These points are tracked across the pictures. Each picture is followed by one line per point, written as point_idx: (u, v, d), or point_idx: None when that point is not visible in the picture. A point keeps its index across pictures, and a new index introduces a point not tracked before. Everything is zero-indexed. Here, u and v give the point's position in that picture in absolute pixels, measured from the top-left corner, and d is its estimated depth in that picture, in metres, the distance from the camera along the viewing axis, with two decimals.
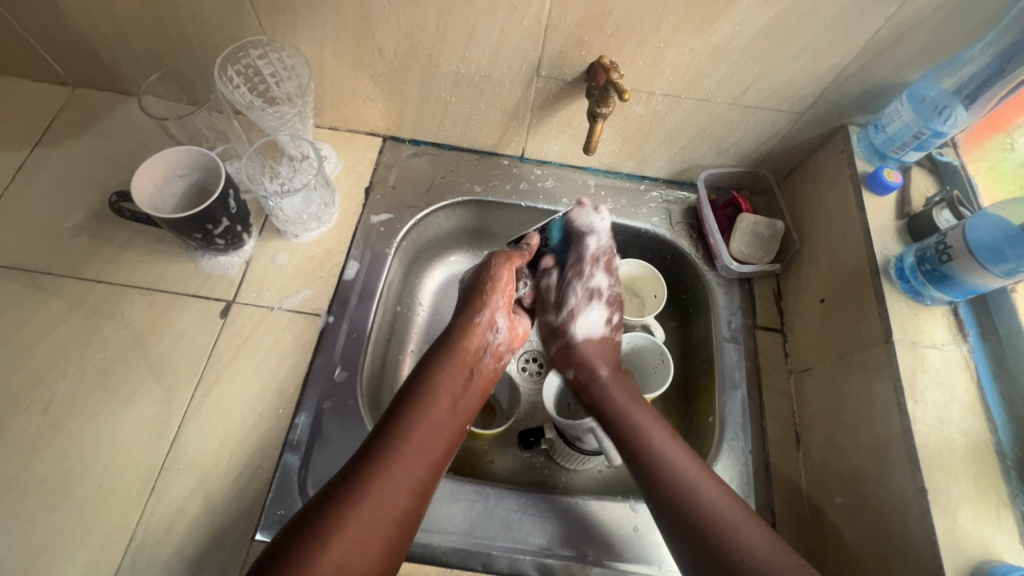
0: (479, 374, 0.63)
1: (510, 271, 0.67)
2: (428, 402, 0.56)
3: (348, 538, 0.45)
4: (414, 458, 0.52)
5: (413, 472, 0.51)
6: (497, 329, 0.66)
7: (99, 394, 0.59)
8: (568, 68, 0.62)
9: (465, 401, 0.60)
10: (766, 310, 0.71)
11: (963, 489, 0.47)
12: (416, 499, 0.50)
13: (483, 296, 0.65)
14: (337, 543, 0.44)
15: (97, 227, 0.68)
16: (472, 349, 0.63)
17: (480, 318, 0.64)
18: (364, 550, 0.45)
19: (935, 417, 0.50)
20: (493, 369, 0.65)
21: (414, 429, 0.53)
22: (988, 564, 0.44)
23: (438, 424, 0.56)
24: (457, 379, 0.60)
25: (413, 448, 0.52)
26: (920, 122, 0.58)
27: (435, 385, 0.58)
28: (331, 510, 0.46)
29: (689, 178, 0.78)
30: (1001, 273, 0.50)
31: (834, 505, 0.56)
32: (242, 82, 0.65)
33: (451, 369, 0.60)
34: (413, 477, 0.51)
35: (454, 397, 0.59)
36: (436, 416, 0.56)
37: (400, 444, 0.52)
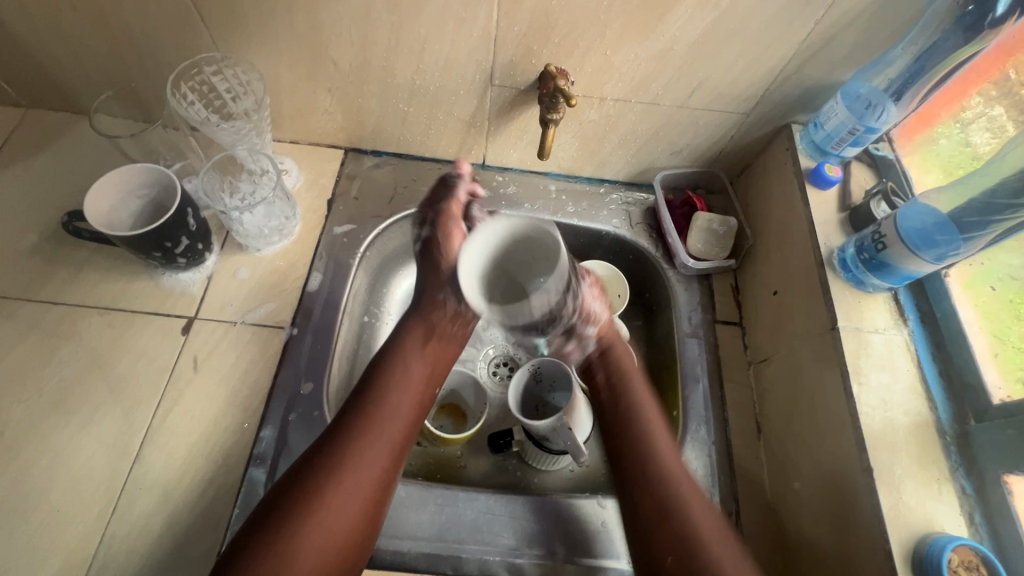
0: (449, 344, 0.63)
1: (469, 248, 0.65)
2: (388, 386, 0.57)
3: (326, 516, 0.48)
4: (380, 434, 0.54)
5: (383, 449, 0.53)
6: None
7: (57, 417, 0.58)
8: (520, 76, 0.64)
9: (434, 364, 0.61)
10: (725, 304, 0.73)
11: (906, 466, 0.49)
12: (386, 477, 0.52)
13: (443, 257, 0.65)
14: (312, 528, 0.47)
15: (53, 248, 0.67)
16: (442, 311, 0.63)
17: (445, 273, 0.64)
18: (343, 528, 0.49)
19: (879, 398, 0.52)
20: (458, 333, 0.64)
21: (374, 417, 0.54)
22: (930, 537, 0.46)
23: (407, 394, 0.57)
24: (424, 346, 0.61)
25: (381, 429, 0.54)
26: (855, 119, 0.61)
27: (404, 357, 0.59)
28: (305, 494, 0.49)
29: (648, 180, 0.81)
30: (932, 260, 0.53)
31: (793, 490, 0.58)
32: (196, 98, 0.65)
33: (419, 338, 0.61)
34: (376, 459, 0.52)
35: (422, 363, 0.60)
36: (395, 400, 0.56)
37: (366, 423, 0.53)
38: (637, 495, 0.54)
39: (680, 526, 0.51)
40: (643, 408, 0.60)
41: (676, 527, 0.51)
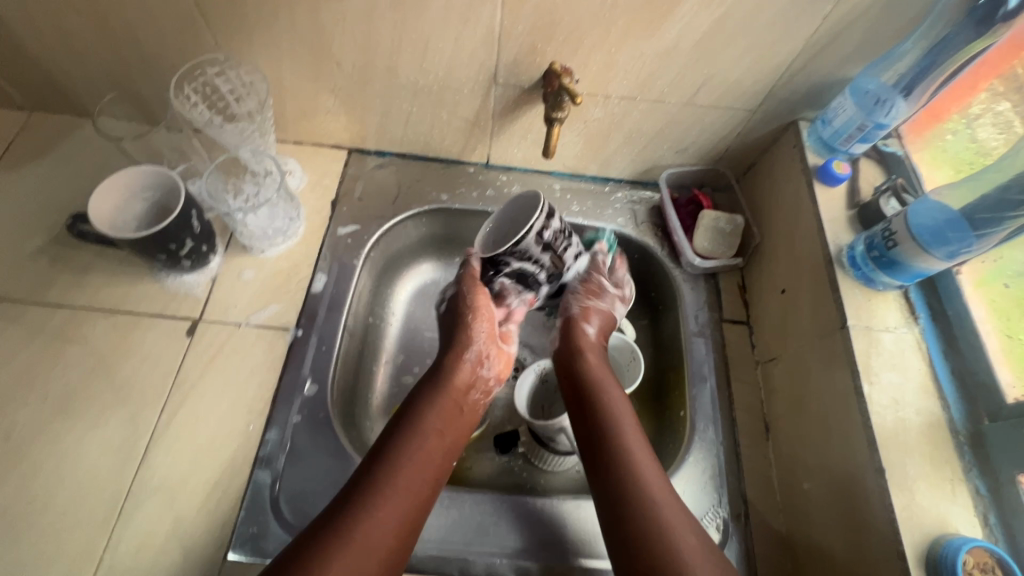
0: (467, 407, 0.62)
1: (485, 295, 0.66)
2: (416, 441, 0.56)
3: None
4: (402, 491, 0.52)
5: (397, 515, 0.50)
6: (487, 364, 0.66)
7: (63, 420, 0.58)
8: (524, 75, 0.64)
9: (453, 436, 0.59)
10: (732, 303, 0.73)
11: (919, 466, 0.48)
12: (403, 536, 0.50)
13: (468, 326, 0.65)
14: None
15: (58, 251, 0.67)
16: (462, 381, 0.63)
17: (470, 350, 0.64)
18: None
19: (890, 398, 0.52)
20: (479, 401, 0.64)
21: (398, 473, 0.53)
22: (944, 539, 0.45)
23: (426, 463, 0.55)
24: (446, 415, 0.59)
25: (397, 492, 0.51)
26: (863, 116, 0.60)
27: (423, 425, 0.57)
28: (313, 554, 0.45)
29: (653, 178, 0.80)
30: (943, 257, 0.52)
31: (803, 491, 0.57)
32: (200, 100, 0.64)
33: (440, 404, 0.60)
34: (398, 518, 0.50)
35: (442, 434, 0.58)
36: (422, 460, 0.55)
37: (383, 487, 0.51)
38: (615, 522, 0.52)
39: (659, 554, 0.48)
40: (626, 433, 0.58)
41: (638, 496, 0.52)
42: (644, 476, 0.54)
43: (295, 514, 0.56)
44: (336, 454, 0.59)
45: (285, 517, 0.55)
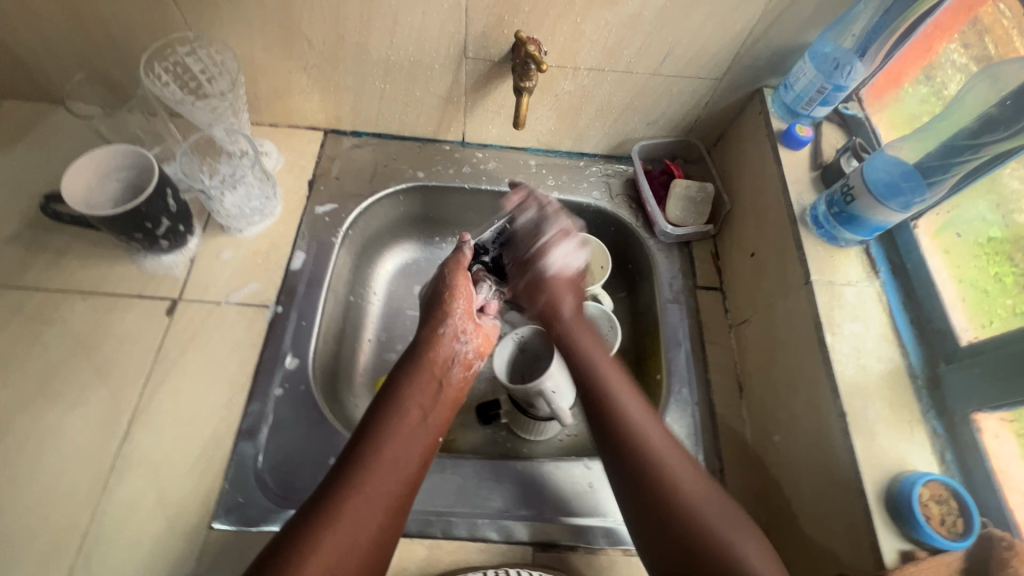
0: (449, 384, 0.62)
1: (465, 276, 0.68)
2: (399, 416, 0.56)
3: (327, 559, 0.45)
4: (393, 465, 0.52)
5: (389, 488, 0.51)
6: (464, 338, 0.66)
7: (43, 399, 0.59)
8: (493, 48, 0.65)
9: (437, 412, 0.59)
10: (705, 270, 0.74)
11: (879, 409, 0.50)
12: (394, 511, 0.50)
13: (442, 307, 0.66)
14: (325, 552, 0.45)
15: (33, 236, 0.67)
16: (442, 358, 0.63)
17: (444, 328, 0.65)
18: (345, 568, 0.45)
19: (852, 347, 0.53)
20: (463, 378, 0.64)
21: (384, 447, 0.53)
22: (902, 475, 0.47)
23: (410, 437, 0.55)
24: (426, 392, 0.59)
25: (387, 463, 0.52)
26: (823, 78, 0.61)
27: (405, 402, 0.57)
28: (305, 533, 0.46)
29: (626, 152, 0.82)
30: (900, 208, 0.54)
31: (773, 443, 0.59)
32: (172, 78, 0.65)
33: (420, 381, 0.60)
34: (388, 491, 0.50)
35: (424, 409, 0.58)
36: (407, 433, 0.55)
37: (369, 462, 0.51)
38: (625, 475, 0.53)
39: (681, 516, 0.49)
40: (630, 405, 0.56)
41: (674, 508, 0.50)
42: (652, 443, 0.54)
43: (279, 483, 0.57)
44: (319, 425, 0.60)
45: (269, 486, 0.56)
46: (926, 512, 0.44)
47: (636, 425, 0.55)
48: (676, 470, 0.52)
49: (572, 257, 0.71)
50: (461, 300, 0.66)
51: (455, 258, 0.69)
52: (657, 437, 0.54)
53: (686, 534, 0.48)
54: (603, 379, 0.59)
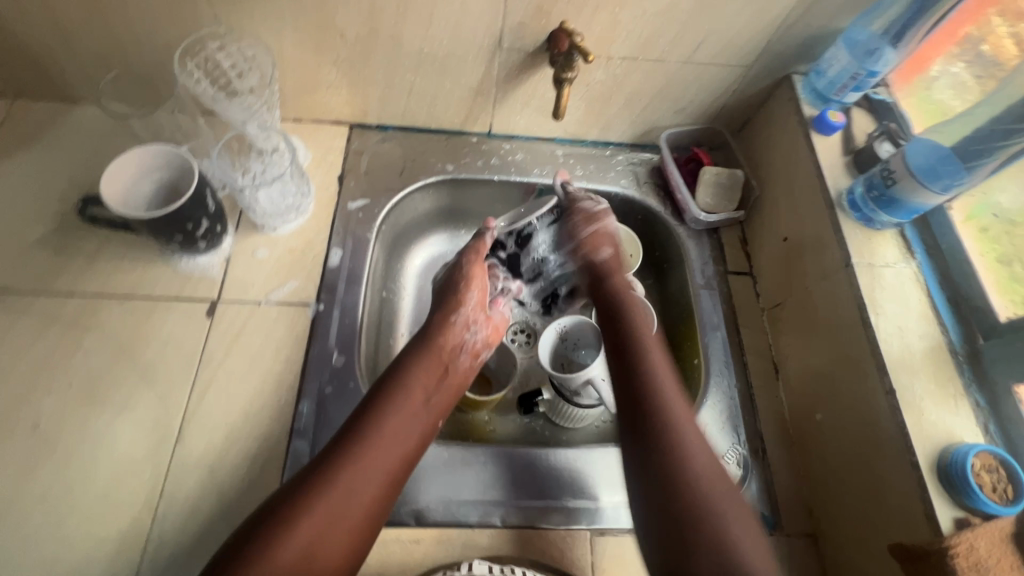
0: (455, 370, 0.63)
1: (479, 266, 0.70)
2: (403, 394, 0.56)
3: (315, 522, 0.45)
4: (390, 442, 0.53)
5: (383, 463, 0.51)
6: (474, 328, 0.67)
7: (90, 406, 0.58)
8: (529, 38, 0.64)
9: (440, 395, 0.60)
10: (735, 256, 0.76)
11: (925, 385, 0.53)
12: (386, 487, 0.51)
13: (456, 295, 0.67)
14: (315, 516, 0.46)
15: (62, 240, 0.65)
16: (450, 342, 0.64)
17: (455, 315, 0.66)
18: (334, 534, 0.46)
19: (896, 327, 0.55)
20: (469, 367, 0.65)
21: (385, 423, 0.53)
22: (952, 447, 0.49)
23: (412, 417, 0.55)
24: (431, 373, 0.60)
25: (385, 439, 0.52)
26: (857, 65, 0.64)
27: (409, 381, 0.58)
28: (300, 497, 0.46)
29: (651, 140, 0.82)
30: (940, 190, 0.56)
31: (815, 422, 0.61)
32: (202, 75, 0.63)
33: (426, 362, 0.61)
34: (384, 467, 0.51)
35: (427, 392, 0.58)
36: (407, 411, 0.55)
37: (369, 437, 0.52)
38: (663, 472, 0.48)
39: (705, 525, 0.45)
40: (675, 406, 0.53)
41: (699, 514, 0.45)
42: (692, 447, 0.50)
43: None
44: None
45: None
46: (979, 480, 0.46)
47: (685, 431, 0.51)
48: (711, 484, 0.47)
49: (609, 243, 0.71)
50: (473, 293, 0.68)
51: (475, 248, 0.71)
52: (700, 446, 0.50)
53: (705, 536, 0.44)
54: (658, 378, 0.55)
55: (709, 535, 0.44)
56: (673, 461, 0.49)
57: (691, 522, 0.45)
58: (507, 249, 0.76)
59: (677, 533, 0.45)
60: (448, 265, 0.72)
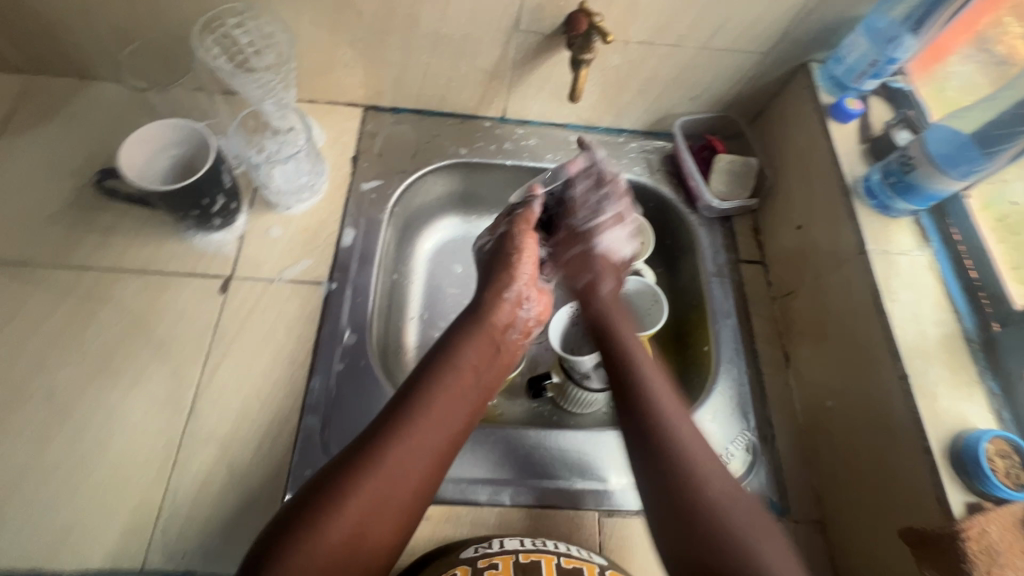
0: (504, 349, 0.60)
1: (531, 237, 0.66)
2: (451, 372, 0.54)
3: (362, 506, 0.44)
4: (438, 424, 0.50)
5: (431, 447, 0.49)
6: (527, 305, 0.64)
7: (105, 378, 0.58)
8: (546, 20, 0.64)
9: (487, 375, 0.57)
10: (747, 244, 0.76)
11: (939, 372, 0.52)
12: (432, 472, 0.49)
13: (510, 269, 0.64)
14: (361, 497, 0.44)
15: (78, 214, 0.66)
16: (501, 320, 0.61)
17: (510, 292, 0.62)
18: (380, 518, 0.45)
19: (910, 313, 0.55)
20: (517, 344, 0.63)
21: (432, 404, 0.51)
22: (965, 433, 0.49)
23: (459, 399, 0.53)
24: (482, 355, 0.57)
25: (431, 420, 0.50)
26: (876, 51, 0.62)
27: (457, 362, 0.55)
28: (344, 480, 0.45)
29: (665, 128, 0.82)
30: (959, 176, 0.55)
31: (826, 409, 0.61)
32: (220, 52, 0.63)
33: (477, 342, 0.57)
34: (432, 449, 0.49)
35: (477, 373, 0.56)
36: (454, 390, 0.53)
37: (414, 420, 0.49)
38: (658, 470, 0.47)
39: (720, 524, 0.43)
40: (665, 399, 0.52)
41: (706, 503, 0.45)
42: (683, 440, 0.49)
43: None
44: (380, 398, 0.61)
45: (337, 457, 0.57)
46: (993, 466, 0.46)
47: (681, 434, 0.49)
48: (707, 468, 0.47)
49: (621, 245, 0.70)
50: (527, 262, 0.65)
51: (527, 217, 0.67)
52: (686, 425, 0.50)
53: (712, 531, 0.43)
54: (645, 377, 0.54)
55: (727, 535, 0.43)
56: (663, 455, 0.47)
57: (692, 517, 0.44)
58: (547, 211, 0.72)
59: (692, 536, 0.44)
60: (496, 233, 0.68)
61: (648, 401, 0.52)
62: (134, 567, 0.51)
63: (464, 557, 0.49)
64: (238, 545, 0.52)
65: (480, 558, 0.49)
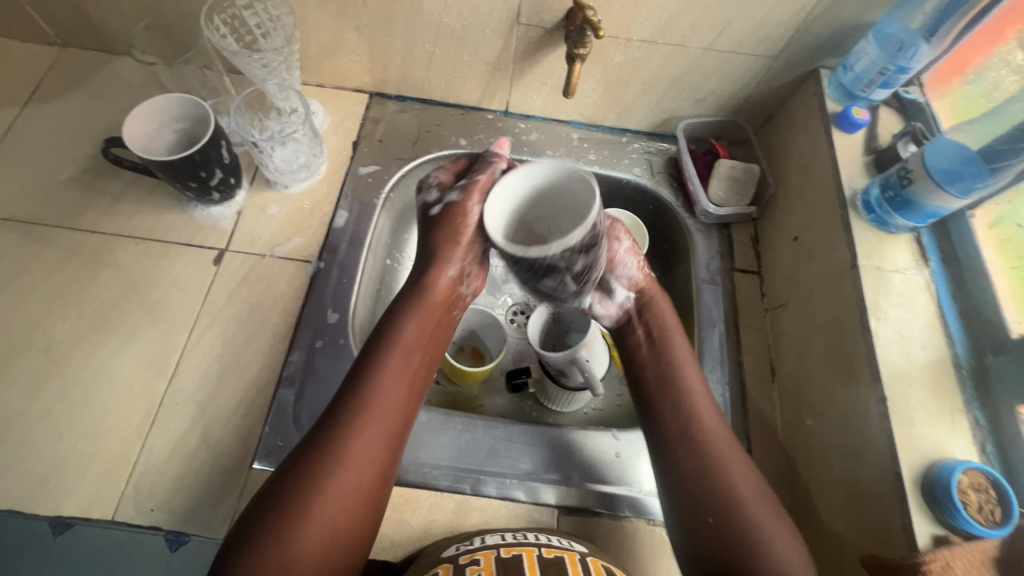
0: (445, 320, 0.59)
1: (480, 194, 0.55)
2: (388, 352, 0.54)
3: (333, 504, 0.46)
4: (386, 406, 0.51)
5: (380, 428, 0.50)
6: (467, 282, 0.60)
7: (98, 336, 0.61)
8: (547, 14, 0.64)
9: (431, 345, 0.58)
10: (744, 253, 0.73)
11: (921, 397, 0.50)
12: (390, 450, 0.51)
13: (451, 237, 0.56)
14: (327, 496, 0.46)
15: (90, 180, 0.69)
16: (441, 296, 0.58)
17: (449, 267, 0.57)
18: (350, 507, 0.47)
19: (896, 333, 0.53)
20: (453, 317, 0.60)
21: (376, 390, 0.52)
22: (940, 462, 0.47)
23: (403, 377, 0.54)
24: (422, 333, 0.57)
25: (380, 404, 0.51)
26: (885, 59, 0.61)
27: (397, 343, 0.55)
28: (299, 484, 0.46)
29: (671, 130, 0.80)
30: (959, 194, 0.53)
31: (805, 427, 0.59)
32: (228, 32, 0.66)
33: (417, 320, 0.56)
34: (383, 431, 0.51)
35: (415, 348, 0.56)
36: (401, 370, 0.54)
37: (360, 412, 0.50)
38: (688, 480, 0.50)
39: (748, 533, 0.46)
40: (704, 414, 0.54)
41: (727, 514, 0.48)
42: (714, 440, 0.52)
43: None
44: None
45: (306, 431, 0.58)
46: (965, 499, 0.44)
47: (713, 439, 0.52)
48: (740, 481, 0.49)
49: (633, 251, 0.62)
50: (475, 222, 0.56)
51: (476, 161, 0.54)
52: (724, 446, 0.52)
53: (728, 536, 0.47)
54: (678, 370, 0.57)
55: (746, 543, 0.46)
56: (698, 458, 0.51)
57: (725, 533, 0.47)
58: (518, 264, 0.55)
59: (709, 536, 0.47)
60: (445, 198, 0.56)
61: (678, 411, 0.54)
62: (105, 516, 0.53)
63: (447, 555, 0.49)
64: (203, 506, 0.54)
65: (461, 556, 0.48)
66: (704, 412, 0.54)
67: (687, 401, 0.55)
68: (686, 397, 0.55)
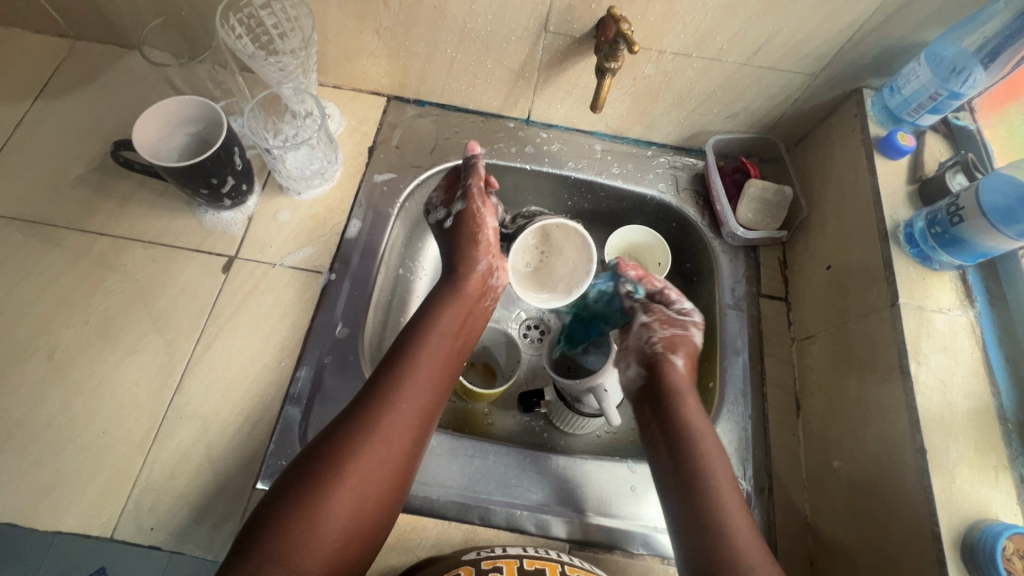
0: (477, 309, 0.62)
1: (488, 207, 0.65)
2: (427, 332, 0.57)
3: (364, 469, 0.47)
4: (421, 382, 0.53)
5: (414, 402, 0.52)
6: (498, 273, 0.65)
7: (103, 344, 0.60)
8: (576, 23, 0.61)
9: (465, 333, 0.60)
10: (771, 278, 0.70)
11: (963, 450, 0.47)
12: (421, 428, 0.52)
13: (474, 242, 0.64)
14: (360, 461, 0.48)
15: (99, 181, 0.67)
16: (475, 287, 0.62)
17: (480, 264, 0.63)
18: (379, 476, 0.48)
19: (938, 379, 0.50)
20: (486, 307, 0.64)
21: (415, 367, 0.54)
22: (983, 524, 0.44)
23: (440, 360, 0.56)
24: (458, 318, 0.59)
25: (416, 381, 0.53)
26: (937, 83, 0.57)
27: (434, 326, 0.58)
28: (338, 448, 0.48)
29: (698, 145, 0.77)
30: (1013, 236, 0.49)
31: (831, 470, 0.56)
32: (244, 32, 0.63)
33: (453, 308, 0.60)
34: (417, 407, 0.52)
35: (452, 333, 0.58)
36: (440, 354, 0.56)
37: (398, 386, 0.52)
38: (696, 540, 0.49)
39: None
40: (714, 467, 0.53)
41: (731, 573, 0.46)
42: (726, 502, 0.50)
43: None
44: None
45: None
46: (1010, 567, 0.41)
47: (720, 497, 0.51)
48: (747, 549, 0.47)
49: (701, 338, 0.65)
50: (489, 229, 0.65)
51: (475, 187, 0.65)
52: (734, 511, 0.50)
53: None
54: (685, 422, 0.56)
55: None
56: (710, 519, 0.49)
57: None
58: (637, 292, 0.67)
59: None
60: (452, 209, 0.65)
61: (690, 466, 0.53)
62: (103, 534, 0.52)
63: (468, 558, 0.49)
64: (203, 527, 0.53)
65: (484, 560, 0.49)
66: (715, 467, 0.53)
67: (703, 472, 0.52)
68: (698, 452, 0.54)
